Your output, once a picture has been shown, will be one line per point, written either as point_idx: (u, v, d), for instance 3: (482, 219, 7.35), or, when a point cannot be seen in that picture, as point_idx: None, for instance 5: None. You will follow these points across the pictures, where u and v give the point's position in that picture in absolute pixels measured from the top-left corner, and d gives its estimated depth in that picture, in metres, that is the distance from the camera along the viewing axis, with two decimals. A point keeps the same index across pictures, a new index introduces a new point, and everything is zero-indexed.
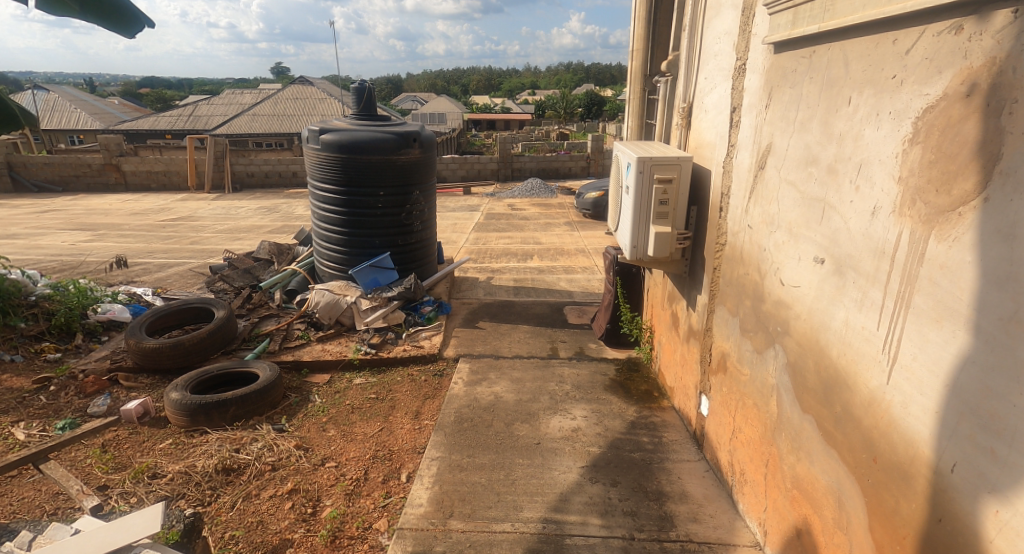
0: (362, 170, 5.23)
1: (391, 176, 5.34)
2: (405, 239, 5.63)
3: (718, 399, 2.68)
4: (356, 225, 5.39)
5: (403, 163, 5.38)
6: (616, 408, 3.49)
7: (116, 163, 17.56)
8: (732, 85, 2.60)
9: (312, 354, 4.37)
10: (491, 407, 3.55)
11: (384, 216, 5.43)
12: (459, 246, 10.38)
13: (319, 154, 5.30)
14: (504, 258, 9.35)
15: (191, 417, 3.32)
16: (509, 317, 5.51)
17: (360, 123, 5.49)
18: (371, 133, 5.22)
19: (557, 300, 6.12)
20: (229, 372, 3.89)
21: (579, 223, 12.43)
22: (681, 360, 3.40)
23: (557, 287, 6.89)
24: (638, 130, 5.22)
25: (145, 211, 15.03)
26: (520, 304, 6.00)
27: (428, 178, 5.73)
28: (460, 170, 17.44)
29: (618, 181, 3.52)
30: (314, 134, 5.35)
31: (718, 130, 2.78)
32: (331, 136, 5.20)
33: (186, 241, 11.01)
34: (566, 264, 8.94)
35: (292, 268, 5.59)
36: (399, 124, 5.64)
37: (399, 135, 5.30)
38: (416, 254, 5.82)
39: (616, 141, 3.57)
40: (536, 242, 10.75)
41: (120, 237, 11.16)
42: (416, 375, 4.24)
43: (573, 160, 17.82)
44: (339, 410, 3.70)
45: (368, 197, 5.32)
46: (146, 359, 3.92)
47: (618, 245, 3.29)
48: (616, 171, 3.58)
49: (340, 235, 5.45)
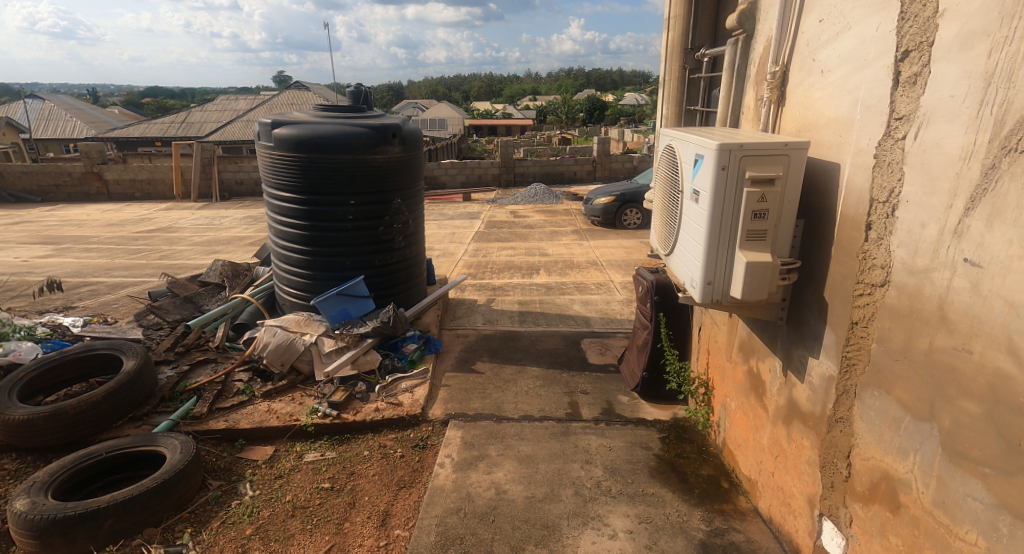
0: (326, 173, 4.17)
1: (363, 180, 4.28)
2: (385, 259, 4.57)
3: (873, 551, 1.59)
4: (322, 242, 4.33)
5: (379, 164, 4.33)
6: (673, 516, 2.40)
7: (98, 171, 16.63)
8: (898, 14, 1.52)
9: (252, 418, 3.27)
10: (491, 514, 2.47)
11: (357, 231, 4.36)
12: (457, 260, 9.30)
13: (273, 154, 4.23)
14: (507, 274, 8.31)
15: (41, 539, 2.25)
16: (515, 356, 4.43)
17: (326, 115, 4.43)
18: (338, 127, 4.16)
19: (573, 330, 5.06)
20: (125, 452, 2.78)
21: (589, 231, 11.36)
22: (768, 446, 2.31)
23: (571, 311, 5.83)
24: (675, 119, 4.18)
25: (123, 223, 14.02)
26: (527, 338, 4.92)
27: (412, 183, 4.68)
28: (460, 175, 16.41)
29: (675, 183, 2.44)
30: (265, 128, 4.26)
31: (856, 96, 1.71)
32: (287, 130, 4.13)
33: (156, 256, 9.99)
34: (577, 280, 7.85)
35: (244, 296, 4.48)
36: (375, 116, 4.58)
37: (374, 129, 4.25)
38: (398, 277, 4.74)
39: (671, 128, 2.50)
40: (542, 253, 9.69)
41: (87, 252, 10.13)
42: (391, 449, 3.16)
43: (579, 164, 16.72)
44: (274, 512, 2.60)
45: (335, 208, 4.25)
46: (12, 436, 2.83)
47: (682, 279, 2.21)
48: (670, 169, 2.52)
49: (302, 255, 4.39)
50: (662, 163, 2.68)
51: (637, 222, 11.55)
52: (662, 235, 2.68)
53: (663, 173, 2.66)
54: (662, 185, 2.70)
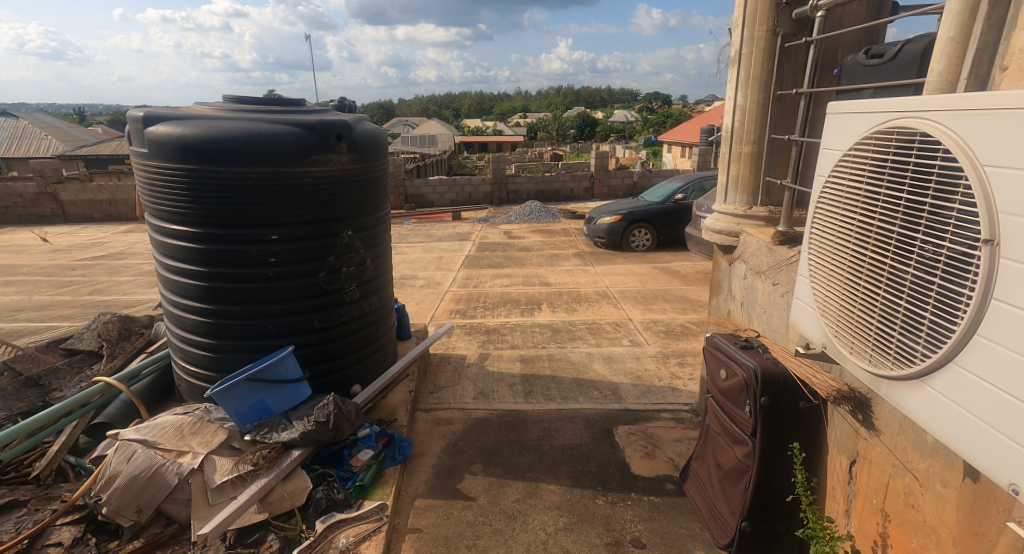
0: (232, 195, 2.73)
1: (293, 204, 2.86)
2: (328, 319, 3.14)
3: None
4: (229, 297, 2.88)
5: (316, 180, 2.91)
6: None
7: (52, 192, 15.06)
8: None
9: None
10: None
11: (282, 280, 2.92)
12: (444, 291, 7.86)
13: (148, 166, 2.77)
14: (503, 309, 6.92)
15: None
16: (521, 463, 3.04)
17: (236, 107, 2.99)
18: (248, 125, 2.74)
19: (599, 410, 3.68)
20: None
21: (593, 255, 10.00)
22: None
23: (590, 371, 4.44)
24: (759, 110, 2.83)
25: (70, 248, 12.46)
26: (536, 424, 3.52)
27: (369, 207, 3.26)
28: (449, 193, 15.05)
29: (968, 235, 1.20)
30: (136, 125, 2.79)
31: None
32: (167, 129, 2.68)
33: (90, 289, 8.46)
34: (588, 319, 6.43)
35: (107, 386, 2.83)
36: (312, 111, 3.16)
37: (305, 129, 2.84)
38: (351, 343, 3.31)
39: (941, 104, 1.27)
40: (543, 282, 8.30)
41: (5, 288, 8.54)
42: None
43: (576, 180, 15.42)
44: None
45: (248, 247, 2.81)
46: None
47: None
48: (888, 204, 1.42)
49: (202, 317, 2.94)
50: (849, 187, 1.57)
51: (645, 244, 10.19)
52: (884, 329, 1.45)
53: (851, 210, 1.56)
54: (845, 228, 1.59)
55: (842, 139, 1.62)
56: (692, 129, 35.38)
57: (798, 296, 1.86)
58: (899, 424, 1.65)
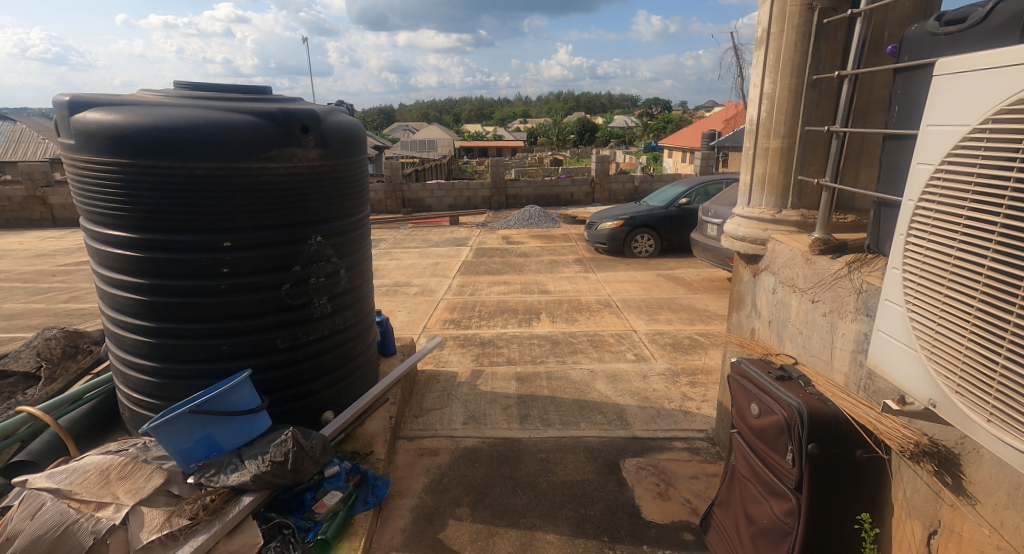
0: (174, 194, 2.33)
1: (248, 205, 2.46)
2: (292, 338, 2.73)
3: None
4: (173, 313, 2.48)
5: (277, 178, 2.52)
6: None
7: (41, 196, 14.69)
8: None
9: None
10: None
11: (236, 294, 2.51)
12: (438, 299, 7.47)
13: (78, 161, 2.38)
14: (500, 319, 6.52)
15: None
16: (514, 506, 2.64)
17: (186, 94, 2.61)
18: (195, 113, 2.35)
19: (603, 439, 3.28)
20: None
21: (595, 261, 9.60)
22: None
23: (593, 391, 4.04)
24: (791, 98, 2.44)
25: (56, 252, 12.08)
26: (532, 454, 3.12)
27: (342, 210, 2.86)
28: (447, 198, 14.69)
29: None
30: (65, 113, 2.41)
31: None
32: (98, 116, 2.29)
33: (69, 296, 8.07)
34: (589, 330, 6.02)
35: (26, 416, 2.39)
36: (277, 99, 2.77)
37: (263, 118, 2.46)
38: (321, 364, 2.91)
39: None
40: (542, 289, 7.91)
41: None
42: None
43: (576, 184, 15.05)
44: None
45: (195, 255, 2.41)
46: None
47: None
48: None
49: (143, 336, 2.54)
50: (982, 181, 1.11)
51: (648, 250, 9.79)
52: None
53: (985, 217, 1.11)
54: (969, 243, 1.15)
55: (969, 110, 1.16)
56: (693, 133, 35.05)
57: (882, 327, 1.46)
58: (1006, 493, 1.25)
